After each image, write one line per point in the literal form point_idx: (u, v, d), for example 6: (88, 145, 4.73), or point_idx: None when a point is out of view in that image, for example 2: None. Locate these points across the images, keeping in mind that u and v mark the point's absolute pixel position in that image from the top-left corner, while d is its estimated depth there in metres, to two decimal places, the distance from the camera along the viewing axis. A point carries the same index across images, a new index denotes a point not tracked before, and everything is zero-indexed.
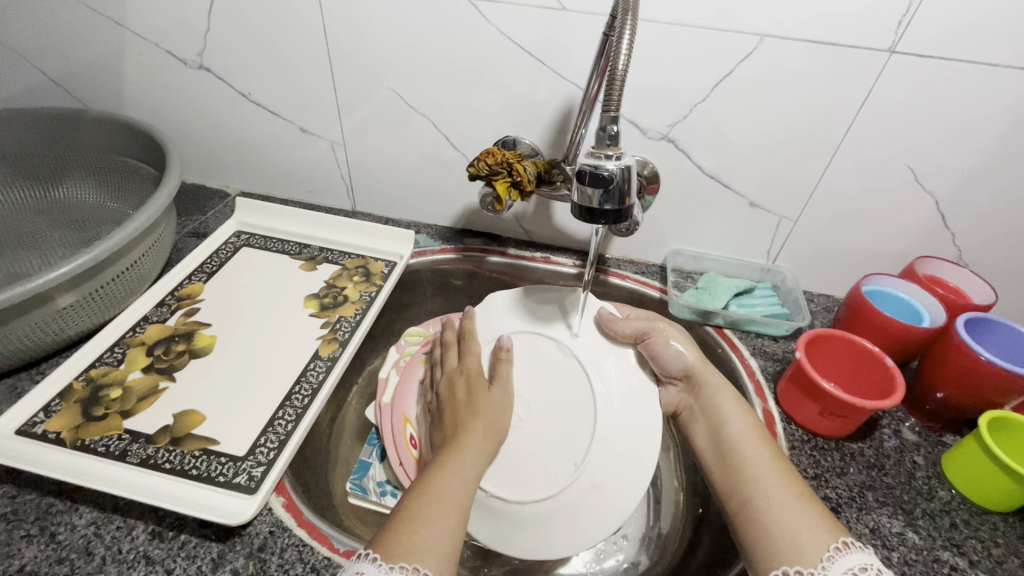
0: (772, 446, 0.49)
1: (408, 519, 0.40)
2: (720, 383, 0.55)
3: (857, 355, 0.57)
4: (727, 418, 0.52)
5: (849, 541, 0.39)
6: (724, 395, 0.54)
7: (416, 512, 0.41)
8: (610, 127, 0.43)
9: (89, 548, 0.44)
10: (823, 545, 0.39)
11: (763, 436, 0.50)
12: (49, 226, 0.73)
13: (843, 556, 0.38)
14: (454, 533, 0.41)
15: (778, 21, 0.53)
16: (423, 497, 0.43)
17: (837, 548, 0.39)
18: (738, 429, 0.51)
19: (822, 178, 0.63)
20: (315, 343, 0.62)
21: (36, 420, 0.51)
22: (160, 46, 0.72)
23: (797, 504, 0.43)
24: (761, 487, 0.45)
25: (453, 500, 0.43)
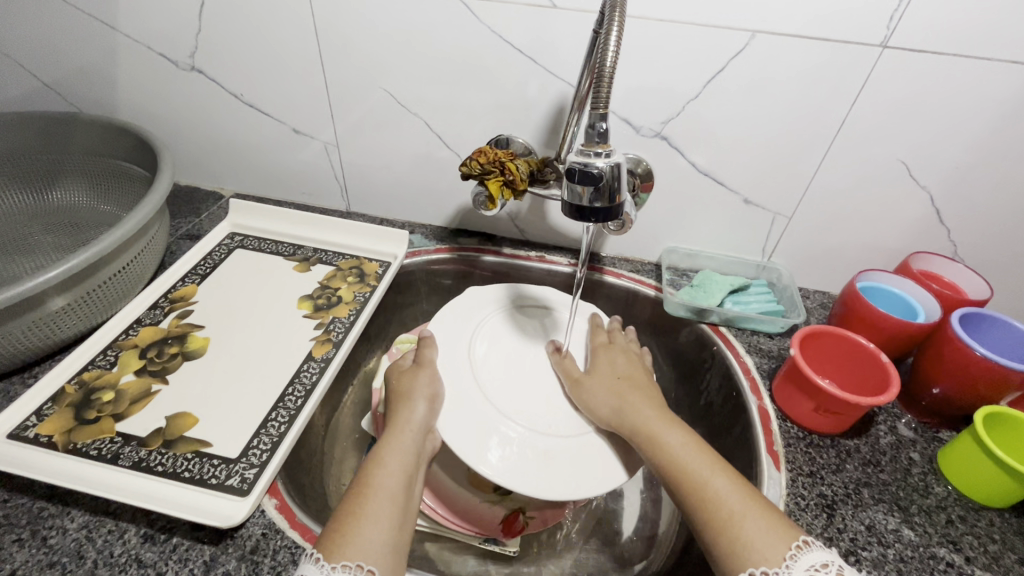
0: (711, 455, 0.46)
1: (352, 515, 0.41)
2: (642, 401, 0.51)
3: (852, 354, 0.57)
4: (658, 428, 0.48)
5: (808, 539, 0.39)
6: (648, 409, 0.50)
7: (359, 509, 0.42)
8: (599, 124, 0.43)
9: (81, 552, 0.44)
10: (781, 546, 0.39)
11: (699, 442, 0.47)
12: (43, 229, 0.73)
13: (804, 554, 0.38)
14: (398, 528, 0.42)
15: (770, 17, 0.53)
16: (365, 494, 0.43)
17: (798, 546, 0.39)
18: (673, 437, 0.47)
19: (816, 175, 0.63)
20: (309, 344, 0.62)
21: (28, 424, 0.51)
22: (151, 48, 0.71)
23: (753, 507, 0.41)
24: (711, 495, 0.42)
25: (393, 494, 0.44)
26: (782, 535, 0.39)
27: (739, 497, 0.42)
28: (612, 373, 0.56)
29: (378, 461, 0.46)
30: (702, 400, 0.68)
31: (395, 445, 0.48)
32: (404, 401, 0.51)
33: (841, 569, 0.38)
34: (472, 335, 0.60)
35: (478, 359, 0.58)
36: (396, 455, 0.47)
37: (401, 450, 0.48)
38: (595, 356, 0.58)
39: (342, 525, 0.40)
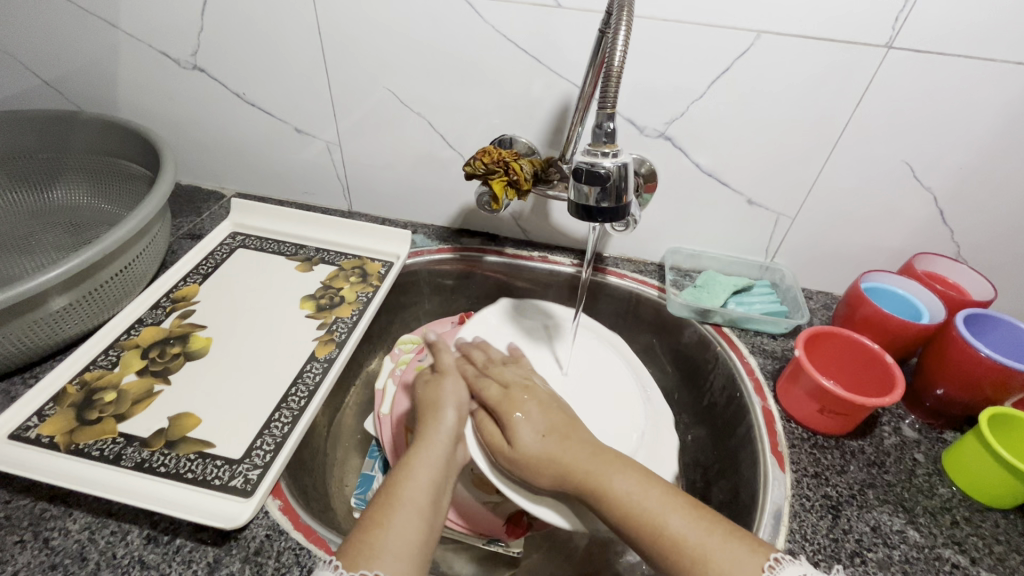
0: (667, 489, 0.45)
1: (375, 526, 0.41)
2: (576, 452, 0.47)
3: (858, 355, 0.57)
4: (603, 478, 0.45)
5: (780, 556, 0.39)
6: (589, 457, 0.47)
7: (383, 520, 0.42)
8: (607, 124, 0.43)
9: (83, 553, 0.44)
10: (757, 564, 0.39)
11: (648, 478, 0.45)
12: (43, 228, 0.73)
13: (781, 569, 0.38)
14: (423, 537, 0.42)
15: (775, 17, 0.53)
16: (393, 505, 0.43)
17: (770, 565, 0.39)
18: (622, 483, 0.45)
19: (821, 175, 0.63)
20: (312, 344, 0.62)
21: (29, 425, 0.51)
22: (153, 46, 0.71)
23: (717, 541, 0.40)
24: (670, 541, 0.41)
25: (421, 505, 0.44)
26: (752, 563, 0.39)
27: (696, 532, 0.41)
28: (538, 424, 0.50)
29: (407, 470, 0.46)
30: (705, 400, 0.68)
31: (427, 454, 0.48)
32: (433, 411, 0.52)
33: None
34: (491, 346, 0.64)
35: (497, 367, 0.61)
36: (428, 466, 0.47)
37: (430, 459, 0.48)
38: (510, 405, 0.51)
39: (364, 537, 0.40)
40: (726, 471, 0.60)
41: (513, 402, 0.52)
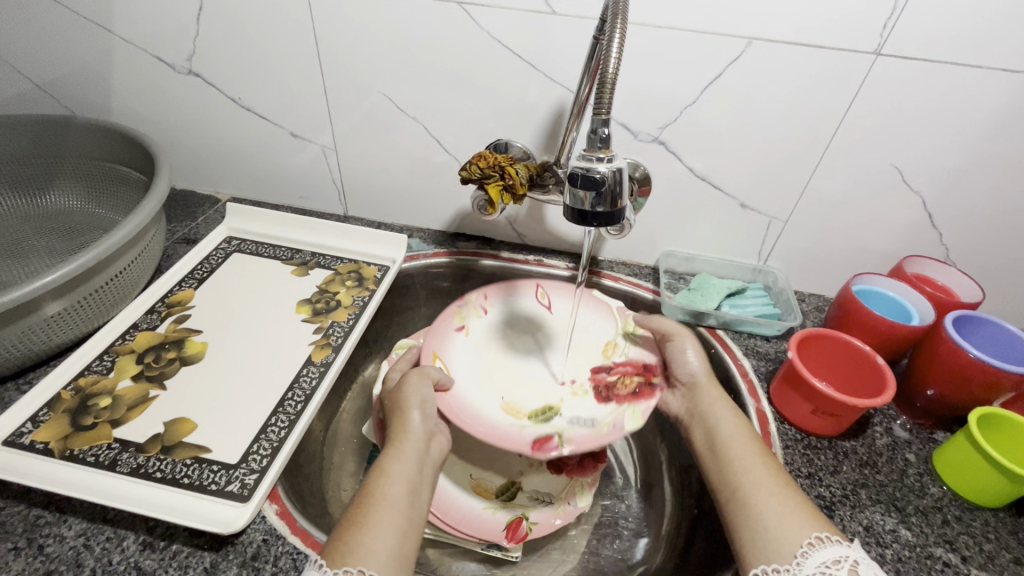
0: (759, 444, 0.50)
1: (357, 524, 0.41)
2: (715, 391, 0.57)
3: (852, 357, 0.58)
4: (712, 413, 0.54)
5: (824, 536, 0.41)
6: (714, 397, 0.56)
7: (361, 511, 0.43)
8: (602, 130, 0.43)
9: (78, 560, 0.43)
10: (797, 541, 0.41)
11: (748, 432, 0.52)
12: (37, 234, 0.72)
13: (816, 550, 0.40)
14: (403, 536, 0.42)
15: (765, 24, 0.54)
16: (368, 503, 0.43)
17: (810, 543, 0.41)
18: (726, 423, 0.53)
19: (812, 179, 0.64)
20: (308, 349, 0.62)
21: (23, 431, 0.51)
22: (148, 51, 0.71)
23: (773, 490, 0.45)
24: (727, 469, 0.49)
25: (397, 502, 0.44)
26: (793, 526, 0.42)
27: (752, 474, 0.47)
28: (697, 359, 0.59)
29: (380, 471, 0.46)
30: None
31: (399, 453, 0.48)
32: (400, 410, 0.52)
33: (855, 564, 0.39)
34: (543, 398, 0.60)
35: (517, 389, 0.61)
36: (403, 466, 0.47)
37: (404, 458, 0.48)
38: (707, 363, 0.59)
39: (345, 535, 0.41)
40: None
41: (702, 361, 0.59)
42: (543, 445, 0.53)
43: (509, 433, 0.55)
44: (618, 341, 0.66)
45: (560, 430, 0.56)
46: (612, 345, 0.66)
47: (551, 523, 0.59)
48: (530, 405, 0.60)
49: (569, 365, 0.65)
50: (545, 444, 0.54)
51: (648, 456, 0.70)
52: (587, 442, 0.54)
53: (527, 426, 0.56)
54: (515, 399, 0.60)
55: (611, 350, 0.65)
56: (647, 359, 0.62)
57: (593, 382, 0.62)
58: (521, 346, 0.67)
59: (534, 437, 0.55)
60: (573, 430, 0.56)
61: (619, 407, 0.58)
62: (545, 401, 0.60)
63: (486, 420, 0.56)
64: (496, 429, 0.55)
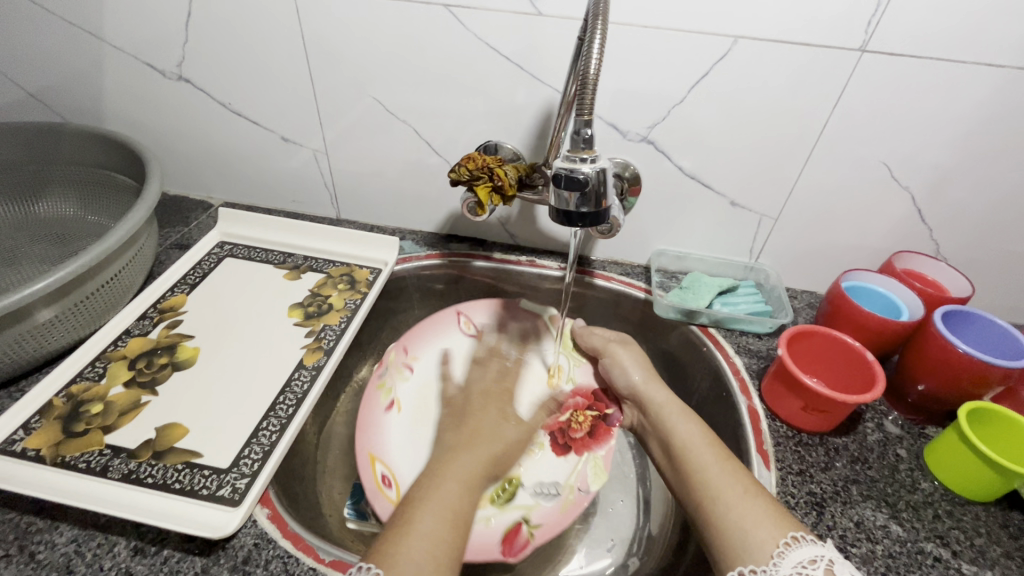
0: (721, 450, 0.50)
1: (404, 534, 0.43)
2: (661, 391, 0.59)
3: (831, 352, 0.58)
4: (671, 422, 0.55)
5: (799, 535, 0.42)
6: (670, 406, 0.57)
7: (406, 519, 0.44)
8: (584, 131, 0.43)
9: (70, 566, 0.43)
10: (772, 542, 0.41)
11: (710, 438, 0.52)
12: (30, 241, 0.73)
13: (793, 550, 0.40)
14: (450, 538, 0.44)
15: (750, 21, 0.54)
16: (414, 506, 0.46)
17: (787, 543, 0.41)
18: (681, 431, 0.53)
19: (801, 175, 0.64)
20: (300, 352, 0.62)
21: (15, 438, 0.51)
22: (138, 57, 0.71)
23: (744, 499, 0.45)
24: (697, 482, 0.48)
25: (444, 504, 0.47)
26: (767, 531, 0.42)
27: (723, 482, 0.47)
28: (633, 369, 0.62)
29: (431, 481, 0.49)
30: (693, 400, 0.69)
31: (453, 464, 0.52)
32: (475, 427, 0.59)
33: (830, 563, 0.40)
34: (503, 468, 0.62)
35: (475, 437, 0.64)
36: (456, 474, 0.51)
37: (461, 466, 0.52)
38: (647, 374, 0.61)
39: (394, 544, 0.42)
40: None
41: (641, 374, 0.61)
42: (513, 545, 0.56)
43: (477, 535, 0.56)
44: (562, 363, 0.71)
45: (527, 513, 0.58)
46: (556, 370, 0.70)
47: (558, 518, 0.58)
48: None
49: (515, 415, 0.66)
50: (515, 543, 0.56)
51: (641, 455, 0.70)
52: (557, 519, 0.58)
53: (490, 517, 0.57)
54: None
55: (557, 377, 0.70)
56: (592, 386, 0.68)
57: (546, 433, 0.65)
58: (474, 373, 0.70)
59: (502, 535, 0.56)
60: (539, 505, 0.59)
61: (580, 458, 0.63)
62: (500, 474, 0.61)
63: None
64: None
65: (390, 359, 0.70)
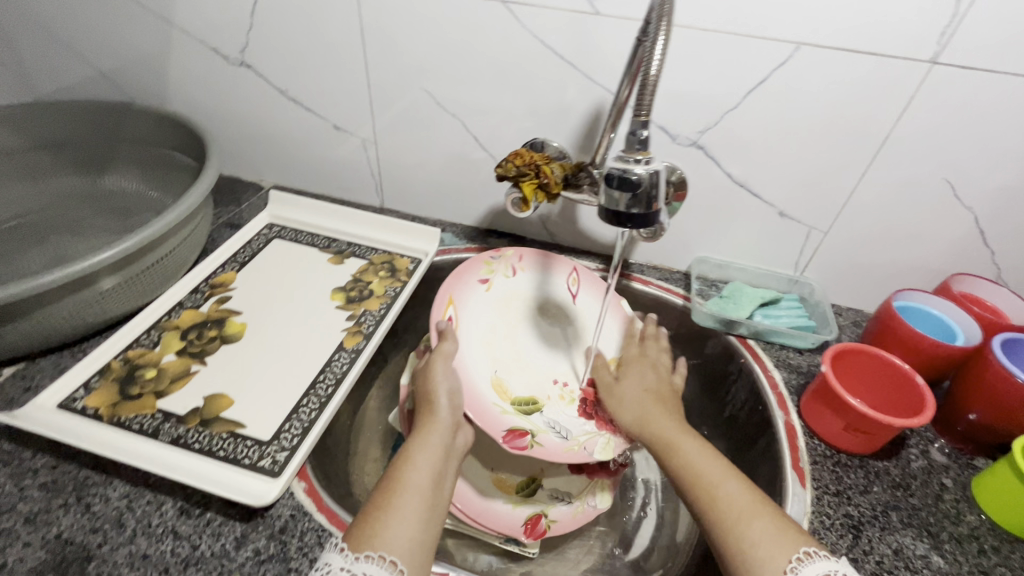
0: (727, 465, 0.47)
1: (379, 509, 0.43)
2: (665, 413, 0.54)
3: (897, 389, 0.55)
4: (677, 436, 0.51)
5: (812, 550, 0.40)
6: (667, 421, 0.53)
7: (388, 504, 0.43)
8: (641, 132, 0.43)
9: (121, 520, 0.46)
10: (786, 555, 0.40)
11: (714, 452, 0.49)
12: (96, 213, 0.77)
13: (805, 565, 0.39)
14: (425, 526, 0.43)
15: (813, 28, 0.53)
16: (394, 488, 0.44)
17: (800, 558, 0.40)
18: (689, 445, 0.49)
19: (856, 189, 0.62)
20: (340, 335, 0.64)
21: (77, 396, 0.54)
22: (204, 42, 0.74)
23: (768, 517, 0.43)
24: (716, 504, 0.44)
25: (421, 489, 0.45)
26: (789, 544, 0.41)
27: (744, 506, 0.43)
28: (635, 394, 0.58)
29: (408, 456, 0.48)
30: (726, 411, 0.68)
31: (425, 442, 0.49)
32: (428, 399, 0.53)
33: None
34: (522, 386, 0.63)
35: (513, 356, 0.66)
36: (427, 456, 0.48)
37: (431, 447, 0.49)
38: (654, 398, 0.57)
39: (374, 521, 0.41)
40: None
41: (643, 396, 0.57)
42: (515, 440, 0.56)
43: (490, 414, 0.57)
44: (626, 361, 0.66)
45: (535, 430, 0.58)
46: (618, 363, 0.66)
47: (570, 522, 0.59)
48: (518, 390, 0.62)
49: (565, 363, 0.67)
50: (516, 441, 0.56)
51: None
52: (556, 453, 0.56)
53: (508, 412, 0.59)
54: (505, 379, 0.63)
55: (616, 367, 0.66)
56: None
57: (583, 392, 0.64)
58: (537, 308, 0.71)
59: (509, 427, 0.57)
60: (546, 435, 0.58)
61: (597, 431, 0.59)
62: (532, 393, 0.63)
63: (478, 391, 0.59)
64: (479, 401, 0.58)
65: (505, 251, 0.71)
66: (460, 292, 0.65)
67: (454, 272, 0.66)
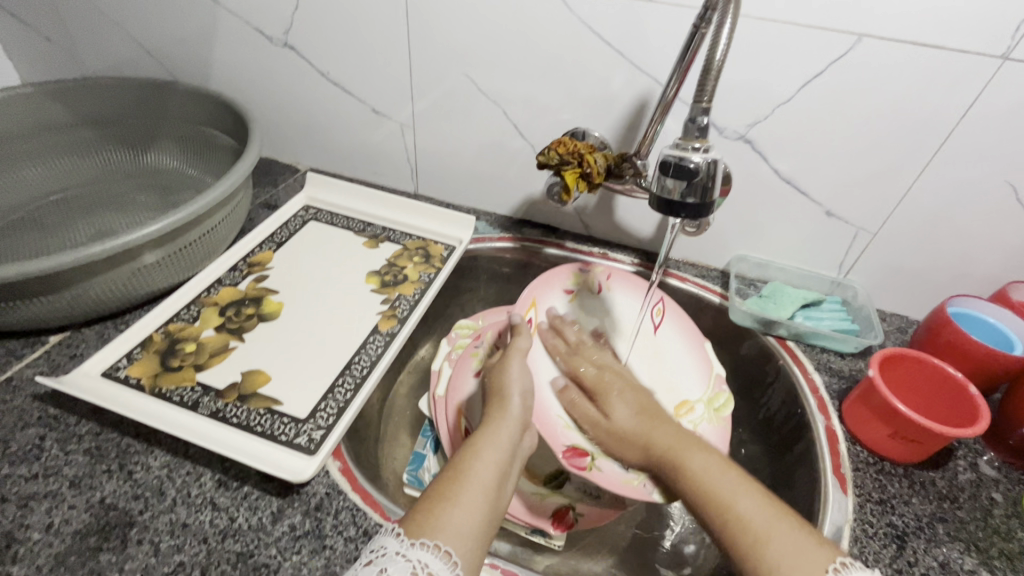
0: (745, 478, 0.45)
1: (442, 498, 0.43)
2: (665, 428, 0.52)
3: (952, 394, 0.53)
4: (683, 453, 0.49)
5: (847, 561, 0.39)
6: (671, 438, 0.51)
7: (450, 495, 0.43)
8: (701, 119, 0.43)
9: (162, 489, 0.47)
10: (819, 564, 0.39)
11: (725, 463, 0.47)
12: (139, 189, 0.79)
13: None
14: (484, 522, 0.43)
15: (878, 19, 0.51)
16: (457, 480, 0.45)
17: (835, 569, 0.38)
18: (698, 461, 0.47)
19: (910, 190, 0.60)
20: (375, 318, 0.64)
21: (120, 365, 0.55)
22: (249, 22, 0.75)
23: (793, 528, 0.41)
24: (736, 521, 0.42)
25: (485, 483, 0.45)
26: (819, 555, 0.39)
27: (766, 517, 0.42)
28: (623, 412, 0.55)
29: (474, 449, 0.48)
30: (762, 413, 0.66)
31: (493, 437, 0.49)
32: (501, 391, 0.54)
33: None
34: None
35: None
36: (494, 450, 0.48)
37: (498, 442, 0.49)
38: (644, 414, 0.55)
39: (433, 510, 0.42)
40: (781, 488, 0.59)
41: (634, 414, 0.55)
42: (575, 460, 0.53)
43: (555, 424, 0.57)
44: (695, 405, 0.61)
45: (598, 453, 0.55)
46: (685, 406, 0.62)
47: (599, 516, 0.58)
48: None
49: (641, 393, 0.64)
50: (575, 459, 0.53)
51: None
52: (614, 483, 0.52)
53: (571, 427, 0.57)
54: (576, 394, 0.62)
55: (684, 411, 0.61)
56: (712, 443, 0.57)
57: None
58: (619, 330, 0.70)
59: (570, 444, 0.55)
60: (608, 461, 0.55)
61: None
62: None
63: (547, 400, 0.59)
64: (545, 410, 0.58)
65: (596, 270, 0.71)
66: (543, 296, 0.68)
67: (544, 277, 0.70)
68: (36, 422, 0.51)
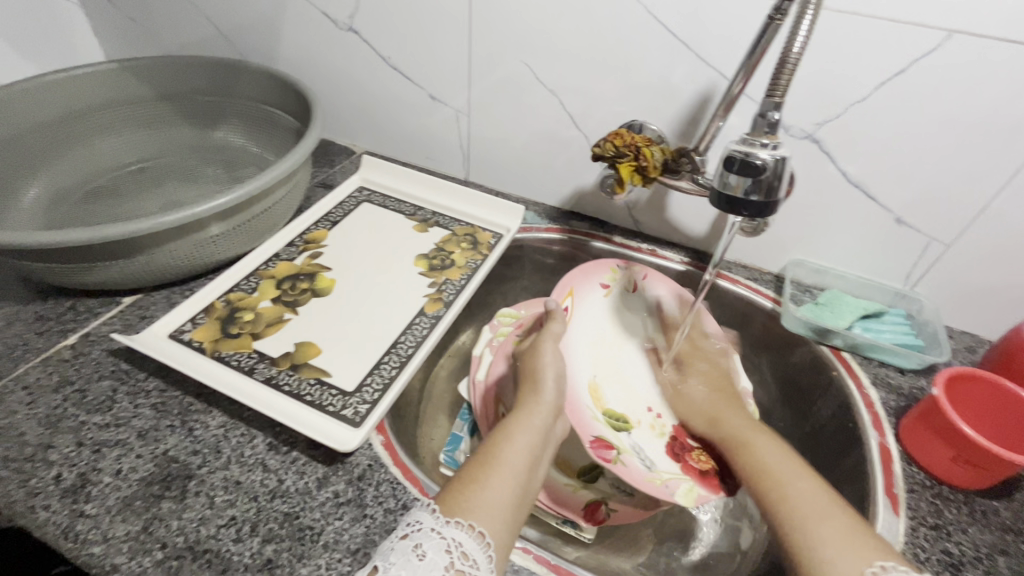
0: (808, 471, 0.47)
1: (476, 479, 0.44)
2: (738, 414, 0.56)
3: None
4: (753, 438, 0.52)
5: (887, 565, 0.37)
6: (738, 419, 0.56)
7: (483, 477, 0.44)
8: (772, 114, 0.41)
9: (218, 447, 0.50)
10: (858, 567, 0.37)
11: (794, 456, 0.49)
12: (206, 163, 0.83)
13: None
14: (516, 504, 0.44)
15: (973, 14, 0.47)
16: (489, 463, 0.46)
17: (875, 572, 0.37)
18: (767, 447, 0.50)
19: (994, 200, 0.55)
20: (422, 300, 0.65)
21: (184, 328, 0.59)
22: (316, 6, 0.77)
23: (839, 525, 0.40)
24: (788, 500, 0.44)
25: (517, 468, 0.46)
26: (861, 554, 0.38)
27: (818, 502, 0.43)
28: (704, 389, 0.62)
29: (507, 435, 0.49)
30: (809, 424, 0.64)
31: (525, 423, 0.50)
32: (533, 378, 0.55)
33: None
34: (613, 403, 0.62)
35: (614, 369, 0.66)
36: (526, 436, 0.49)
37: (530, 428, 0.50)
38: (726, 393, 0.60)
39: (467, 491, 0.43)
40: None
41: (714, 394, 0.61)
42: (601, 451, 0.54)
43: (584, 416, 0.57)
44: None
45: (622, 447, 0.56)
46: None
47: (632, 514, 0.58)
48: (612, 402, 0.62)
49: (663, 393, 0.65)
50: (601, 449, 0.54)
51: None
52: (636, 477, 0.53)
53: (599, 420, 0.58)
54: (603, 386, 0.63)
55: None
56: None
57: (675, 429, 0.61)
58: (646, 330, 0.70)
59: (597, 435, 0.56)
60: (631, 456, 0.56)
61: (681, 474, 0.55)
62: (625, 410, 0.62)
63: (576, 390, 0.60)
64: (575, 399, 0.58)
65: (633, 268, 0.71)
66: (579, 288, 0.69)
67: (583, 269, 0.70)
68: (109, 375, 0.55)
